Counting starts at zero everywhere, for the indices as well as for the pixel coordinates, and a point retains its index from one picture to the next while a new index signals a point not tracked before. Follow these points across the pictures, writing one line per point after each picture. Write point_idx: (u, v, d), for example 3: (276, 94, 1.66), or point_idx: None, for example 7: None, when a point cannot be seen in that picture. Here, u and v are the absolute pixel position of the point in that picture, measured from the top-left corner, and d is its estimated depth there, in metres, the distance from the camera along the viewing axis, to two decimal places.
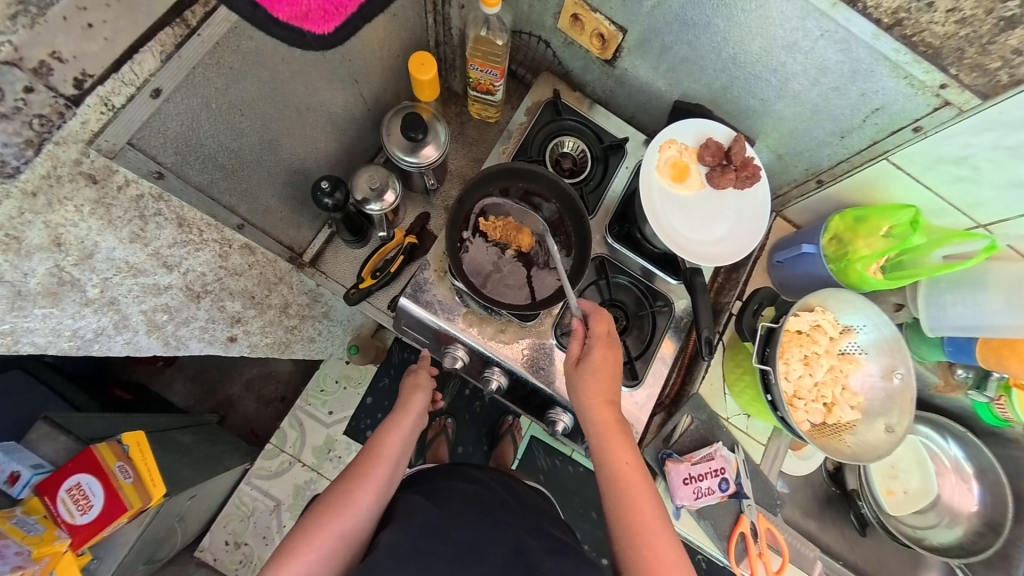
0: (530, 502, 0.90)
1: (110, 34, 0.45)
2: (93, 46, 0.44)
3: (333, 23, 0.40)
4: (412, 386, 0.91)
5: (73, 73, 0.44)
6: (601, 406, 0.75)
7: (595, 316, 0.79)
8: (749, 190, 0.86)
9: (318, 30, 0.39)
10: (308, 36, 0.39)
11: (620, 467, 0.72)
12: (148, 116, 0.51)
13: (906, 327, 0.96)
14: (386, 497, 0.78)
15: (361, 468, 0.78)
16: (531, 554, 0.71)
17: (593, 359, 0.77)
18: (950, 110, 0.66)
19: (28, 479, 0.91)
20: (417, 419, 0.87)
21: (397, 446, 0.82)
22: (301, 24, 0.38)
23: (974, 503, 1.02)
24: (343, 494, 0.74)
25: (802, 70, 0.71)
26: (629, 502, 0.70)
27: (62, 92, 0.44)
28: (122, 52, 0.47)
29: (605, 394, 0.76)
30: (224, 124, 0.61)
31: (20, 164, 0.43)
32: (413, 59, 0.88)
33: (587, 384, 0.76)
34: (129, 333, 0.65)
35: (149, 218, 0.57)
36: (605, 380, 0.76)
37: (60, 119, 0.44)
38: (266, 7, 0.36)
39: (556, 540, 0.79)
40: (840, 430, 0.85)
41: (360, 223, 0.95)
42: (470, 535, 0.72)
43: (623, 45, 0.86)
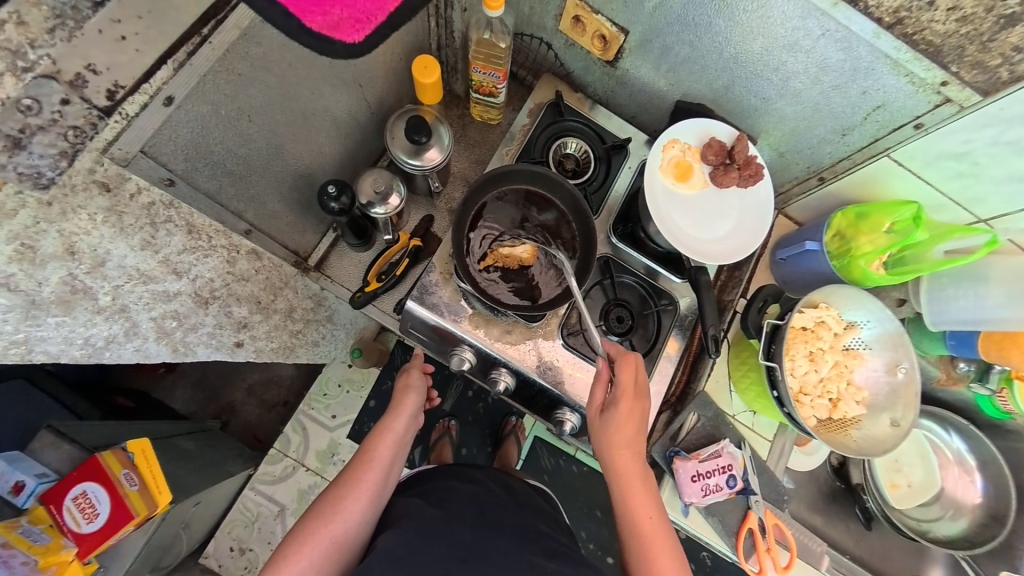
0: (529, 501, 0.90)
1: (140, 45, 0.46)
2: (124, 56, 0.46)
3: (364, 31, 0.40)
4: (404, 388, 0.90)
5: (106, 84, 0.45)
6: (623, 456, 0.76)
7: (624, 365, 0.78)
8: (752, 188, 0.87)
9: (348, 39, 0.40)
10: (338, 44, 0.40)
11: (641, 516, 0.75)
12: (159, 124, 0.51)
13: (908, 322, 0.97)
14: (379, 500, 0.79)
15: (352, 473, 0.78)
16: (530, 554, 0.72)
17: (619, 410, 0.77)
18: (951, 107, 0.67)
19: (32, 489, 0.90)
20: (408, 420, 0.87)
21: (388, 450, 0.82)
22: (332, 33, 0.39)
23: (977, 495, 1.03)
24: (334, 500, 0.75)
25: (803, 69, 0.72)
26: (647, 547, 0.74)
27: (96, 103, 0.45)
28: (151, 63, 0.48)
29: (629, 444, 0.76)
30: (232, 130, 0.61)
31: (55, 175, 0.45)
32: (416, 62, 0.88)
33: (611, 434, 0.76)
34: (138, 340, 0.65)
35: (159, 226, 0.57)
36: (631, 430, 0.77)
37: (92, 129, 0.46)
38: (298, 17, 0.38)
39: (555, 541, 0.79)
40: (845, 424, 0.86)
41: (364, 227, 0.95)
42: (467, 536, 0.72)
43: (625, 46, 0.86)
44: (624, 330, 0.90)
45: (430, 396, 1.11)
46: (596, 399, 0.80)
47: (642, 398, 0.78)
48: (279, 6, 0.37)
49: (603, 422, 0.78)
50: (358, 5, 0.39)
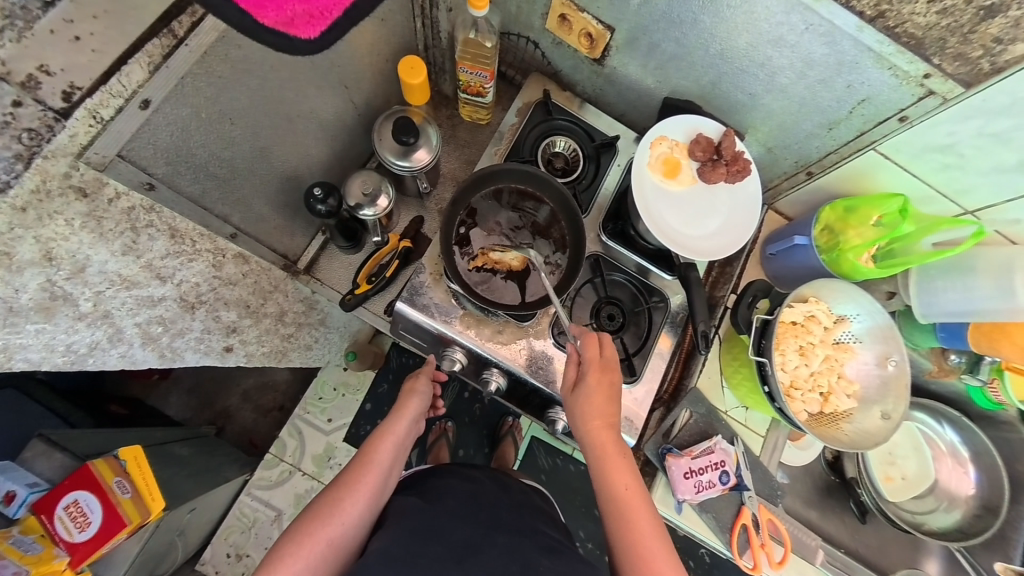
0: (529, 501, 0.89)
1: (98, 46, 0.46)
2: (82, 58, 0.46)
3: (320, 27, 0.40)
4: (408, 392, 0.90)
5: (62, 85, 0.45)
6: (598, 430, 0.75)
7: (588, 339, 0.79)
8: (740, 184, 0.87)
9: (305, 35, 0.40)
10: (296, 41, 0.39)
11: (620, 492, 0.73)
12: (138, 127, 0.51)
13: (899, 314, 0.98)
14: (377, 502, 0.79)
15: (352, 475, 0.78)
16: (526, 553, 0.71)
17: (588, 383, 0.77)
18: (935, 99, 0.67)
19: (23, 499, 0.89)
20: (409, 425, 0.86)
21: (388, 453, 0.81)
22: (288, 29, 0.39)
23: (971, 486, 1.04)
24: (332, 502, 0.75)
25: (788, 64, 0.72)
26: (628, 525, 0.71)
27: (51, 105, 0.45)
28: (112, 63, 0.48)
29: (603, 419, 0.76)
30: (214, 133, 0.61)
31: (10, 178, 0.44)
32: (403, 63, 0.88)
33: (583, 410, 0.76)
34: (123, 346, 0.64)
35: (140, 230, 0.56)
36: (600, 402, 0.76)
37: (49, 131, 0.45)
38: (252, 13, 0.37)
39: (552, 539, 0.79)
40: (837, 418, 0.85)
41: (354, 229, 0.94)
42: (464, 535, 0.72)
43: (611, 44, 0.86)
44: (615, 327, 0.91)
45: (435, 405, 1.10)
46: (567, 378, 0.80)
47: (612, 374, 0.78)
48: (232, 4, 0.36)
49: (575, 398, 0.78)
50: (315, 2, 0.39)
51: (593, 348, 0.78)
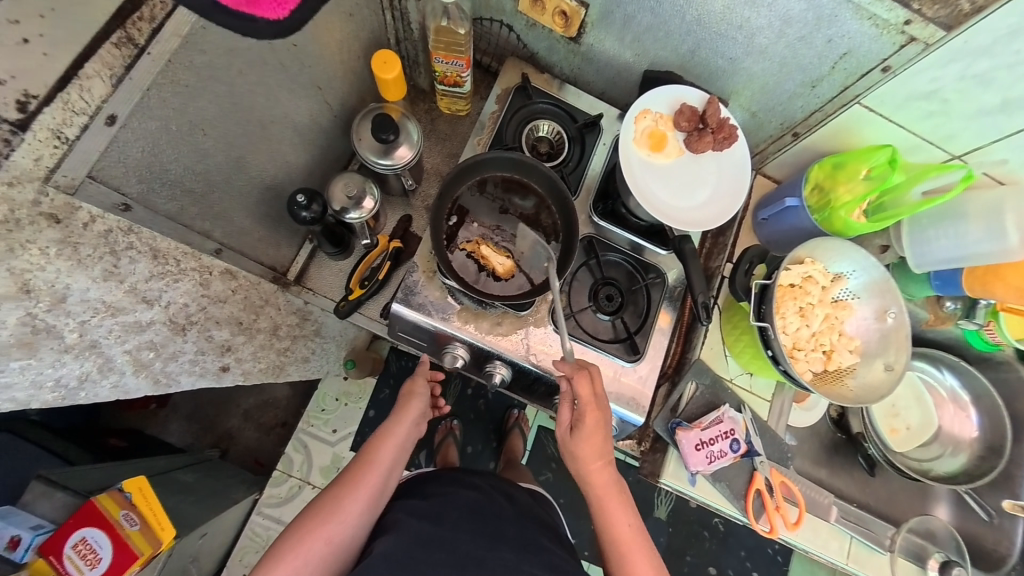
0: (532, 511, 0.88)
1: (48, 49, 0.43)
2: (30, 62, 0.42)
3: (288, 6, 0.37)
4: (407, 394, 0.88)
5: (14, 94, 0.42)
6: (593, 468, 0.78)
7: (579, 379, 0.76)
8: (727, 151, 0.86)
9: (270, 16, 0.37)
10: (260, 21, 0.37)
11: (621, 530, 0.78)
12: (104, 145, 0.48)
13: (892, 268, 0.99)
14: (378, 503, 0.78)
15: (351, 475, 0.77)
16: (529, 565, 0.72)
17: (582, 425, 0.77)
18: (917, 45, 0.67)
19: (29, 542, 0.87)
20: (411, 426, 0.84)
21: (388, 455, 0.80)
22: (250, 9, 0.36)
23: (973, 429, 1.06)
24: (332, 501, 0.74)
25: (767, 24, 0.71)
26: (626, 560, 0.77)
27: (5, 116, 0.42)
28: (66, 69, 0.45)
29: (598, 455, 0.78)
30: (186, 145, 0.58)
31: None
32: (376, 59, 0.85)
33: (582, 449, 0.78)
34: (115, 376, 0.62)
35: (120, 253, 0.53)
36: (597, 443, 0.77)
37: (6, 147, 0.42)
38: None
39: (557, 556, 0.77)
40: (840, 375, 0.86)
41: (341, 234, 0.92)
42: (468, 545, 0.72)
43: (586, 20, 0.85)
44: (614, 308, 0.90)
45: (438, 401, 1.09)
46: (563, 417, 0.80)
47: (602, 409, 0.77)
48: None
49: (573, 442, 0.78)
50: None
51: (584, 386, 0.76)
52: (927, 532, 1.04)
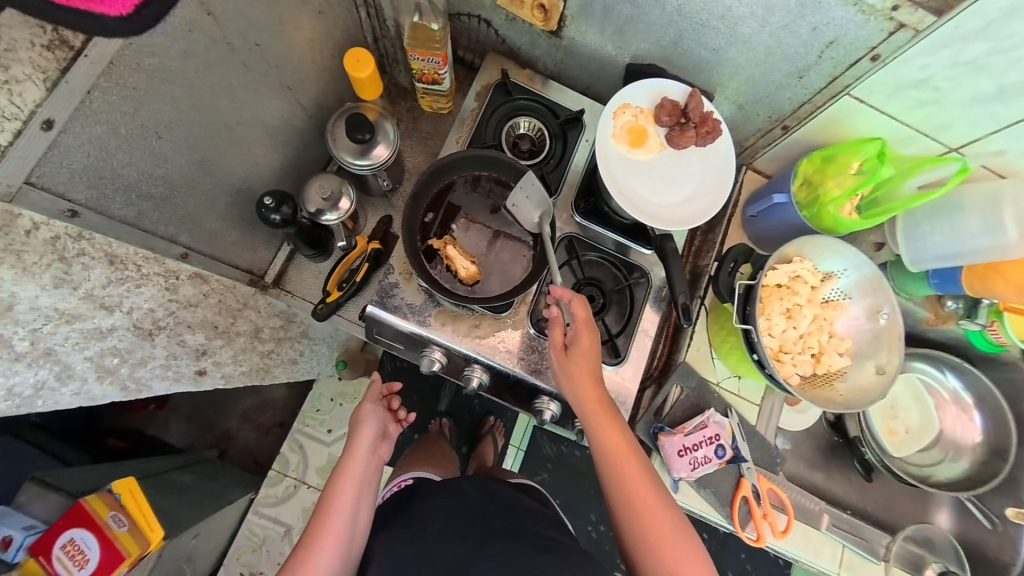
0: (512, 501, 0.85)
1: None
2: None
3: (132, 1, 0.36)
4: (356, 422, 0.86)
5: None
6: (590, 393, 0.74)
7: (575, 301, 0.76)
8: (711, 146, 0.83)
9: (116, 12, 0.36)
10: (107, 19, 0.36)
11: (614, 445, 0.72)
12: (43, 151, 0.46)
13: (890, 265, 0.95)
14: (350, 551, 0.75)
15: (313, 531, 0.74)
16: (522, 553, 0.70)
17: (580, 342, 0.75)
18: (906, 32, 0.63)
19: (20, 543, 0.89)
20: (365, 459, 0.82)
21: (348, 497, 0.77)
22: (89, 5, 0.35)
23: (977, 432, 1.02)
24: (297, 564, 0.72)
25: (748, 12, 0.68)
26: (624, 480, 0.71)
27: None
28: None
29: (593, 377, 0.74)
30: (143, 149, 0.56)
31: None
32: (349, 57, 0.84)
33: (578, 371, 0.74)
34: (76, 383, 0.61)
35: (71, 260, 0.52)
36: (591, 365, 0.75)
37: None
38: None
39: (547, 539, 0.74)
40: (830, 378, 0.83)
41: (318, 235, 0.91)
42: (454, 554, 0.72)
43: (566, 13, 0.83)
44: (597, 309, 0.88)
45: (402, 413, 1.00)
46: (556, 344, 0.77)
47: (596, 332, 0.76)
48: None
49: (571, 362, 0.75)
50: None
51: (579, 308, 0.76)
52: (925, 540, 0.99)
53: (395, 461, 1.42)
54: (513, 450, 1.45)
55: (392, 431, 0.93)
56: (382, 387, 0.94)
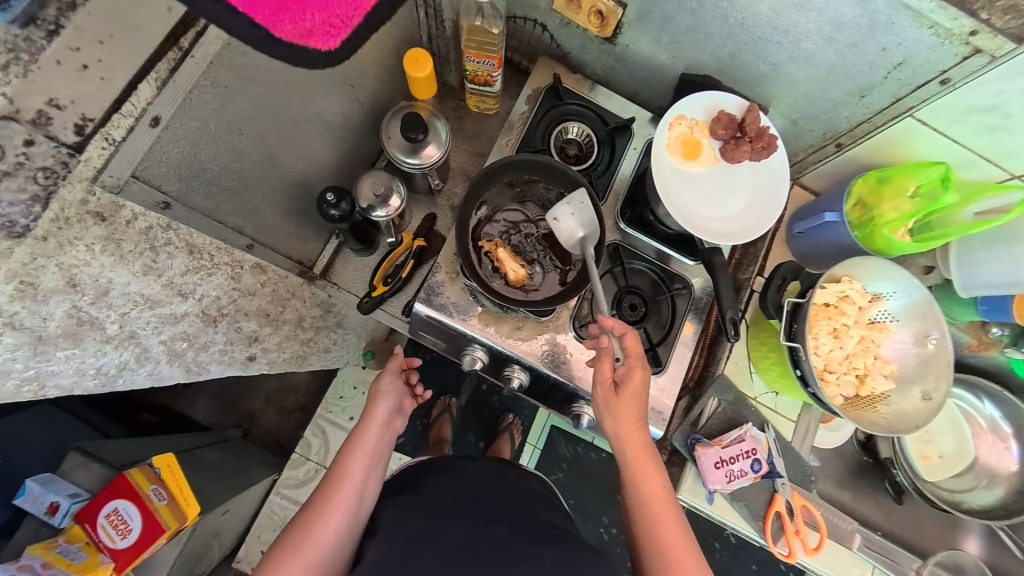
0: (521, 487, 0.88)
1: (106, 73, 0.47)
2: (89, 87, 0.46)
3: (339, 36, 0.38)
4: (374, 395, 0.89)
5: (73, 119, 0.46)
6: (631, 430, 0.74)
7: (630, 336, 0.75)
8: (765, 161, 0.83)
9: (323, 45, 0.37)
10: (314, 53, 0.37)
11: (651, 486, 0.73)
12: (149, 146, 0.51)
13: (935, 289, 0.95)
14: (356, 519, 0.77)
15: (323, 493, 0.76)
16: (528, 544, 0.71)
17: (628, 381, 0.74)
18: (981, 58, 0.63)
19: (67, 509, 0.93)
20: (379, 430, 0.85)
21: (360, 465, 0.80)
22: (305, 41, 0.36)
23: (1013, 462, 1.01)
24: (305, 525, 0.73)
25: (815, 29, 0.68)
26: (656, 521, 0.71)
27: (63, 140, 0.45)
28: (121, 91, 0.48)
29: (635, 415, 0.74)
30: (224, 143, 0.60)
31: (29, 221, 0.44)
32: (407, 57, 0.85)
33: (623, 407, 0.74)
34: (149, 364, 0.65)
35: (159, 249, 0.56)
36: (637, 402, 0.74)
37: (63, 167, 0.45)
38: (268, 27, 0.34)
39: (554, 528, 0.78)
40: (873, 401, 0.83)
41: (366, 231, 0.92)
42: (462, 534, 0.72)
43: (623, 20, 0.83)
44: (638, 318, 0.89)
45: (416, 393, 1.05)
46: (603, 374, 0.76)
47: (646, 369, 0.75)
48: (241, 17, 0.33)
49: (616, 399, 0.74)
50: (331, 8, 0.36)
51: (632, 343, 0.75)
52: (955, 566, 0.98)
53: (414, 452, 1.45)
54: (530, 447, 1.46)
55: (405, 407, 0.96)
56: (404, 364, 0.97)
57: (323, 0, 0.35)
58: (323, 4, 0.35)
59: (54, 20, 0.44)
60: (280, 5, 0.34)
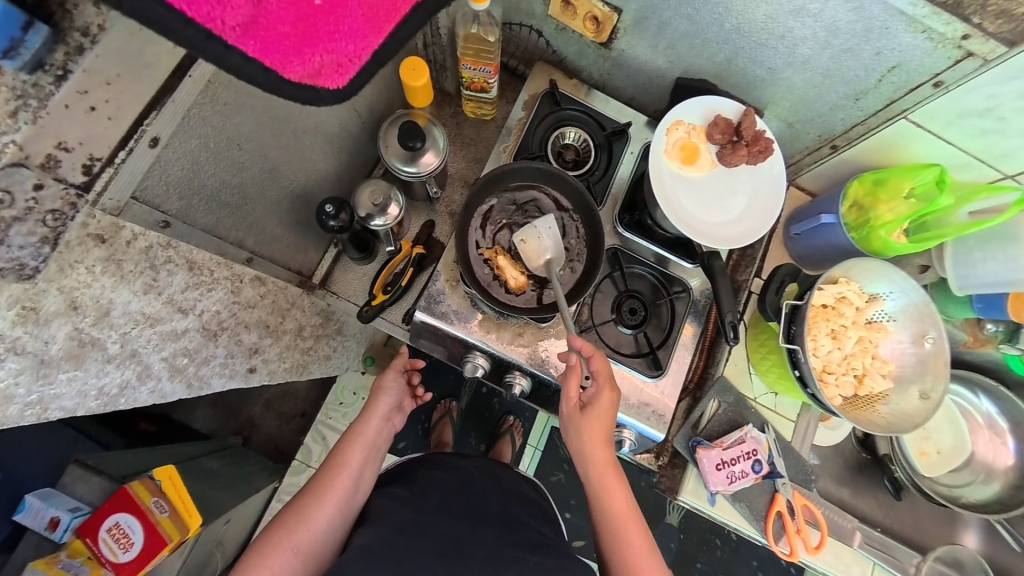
0: (514, 490, 0.89)
1: (113, 112, 0.47)
2: (98, 127, 0.47)
3: (348, 74, 0.44)
4: (377, 389, 0.87)
5: (81, 159, 0.46)
6: (597, 450, 0.75)
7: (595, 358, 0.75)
8: (762, 164, 0.84)
9: (331, 84, 0.43)
10: (323, 91, 0.43)
11: (617, 506, 0.73)
12: (148, 166, 0.51)
13: (931, 287, 0.96)
14: (350, 508, 0.77)
15: (320, 480, 0.76)
16: (511, 548, 0.70)
17: (596, 402, 0.75)
18: (974, 61, 0.63)
19: (67, 524, 0.93)
20: (379, 423, 0.84)
21: (358, 456, 0.79)
22: (315, 80, 0.42)
23: (1010, 456, 1.02)
24: (299, 510, 0.73)
25: (811, 34, 0.68)
26: (623, 533, 0.72)
27: (72, 180, 0.46)
28: (128, 128, 0.49)
29: (602, 435, 0.75)
30: (224, 160, 0.62)
31: (38, 263, 0.45)
32: (404, 66, 0.85)
33: (589, 427, 0.75)
34: (152, 381, 0.64)
35: (160, 267, 0.56)
36: (604, 423, 0.74)
37: (71, 210, 0.46)
38: (278, 70, 0.40)
39: (541, 535, 0.79)
40: (872, 401, 0.84)
41: (366, 240, 0.93)
42: (449, 529, 0.72)
43: (619, 26, 0.83)
44: (637, 322, 0.89)
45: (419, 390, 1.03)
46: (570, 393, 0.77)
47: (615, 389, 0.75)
48: (254, 62, 0.38)
49: (582, 420, 0.75)
50: (339, 51, 0.42)
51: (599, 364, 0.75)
52: (955, 561, 0.99)
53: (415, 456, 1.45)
54: (531, 449, 1.47)
55: (405, 406, 0.94)
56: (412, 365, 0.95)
57: (332, 45, 0.41)
58: (332, 48, 0.41)
59: (62, 64, 0.44)
60: (294, 51, 0.40)
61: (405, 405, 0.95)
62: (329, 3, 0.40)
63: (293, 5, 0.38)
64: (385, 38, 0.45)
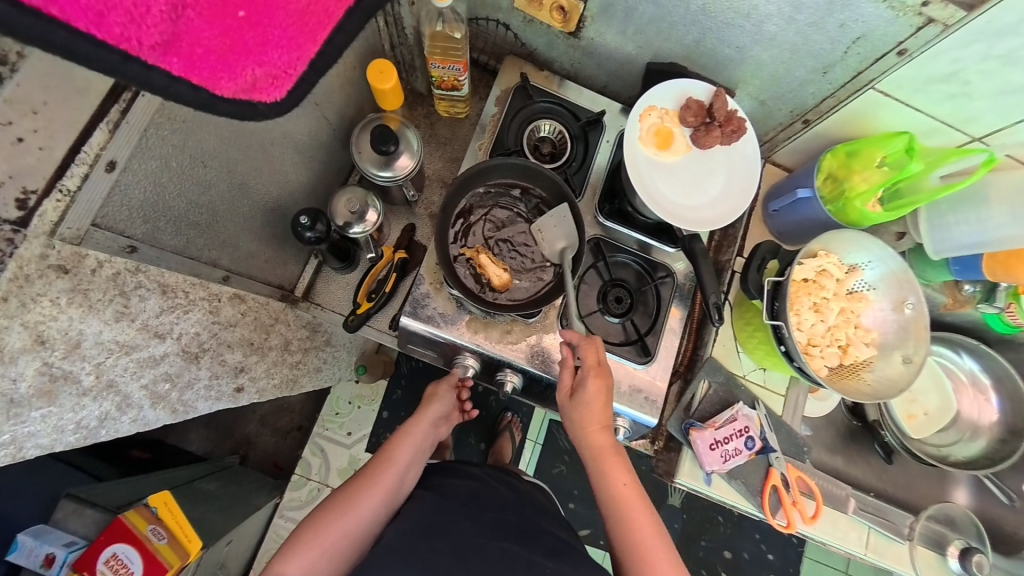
0: (531, 498, 0.90)
1: (44, 142, 0.46)
2: (29, 159, 0.45)
3: (282, 87, 0.44)
4: (430, 396, 0.90)
5: (14, 193, 0.44)
6: (595, 435, 0.76)
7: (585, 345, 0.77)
8: (737, 144, 0.84)
9: (267, 97, 0.43)
10: (260, 104, 0.43)
11: (619, 490, 0.74)
12: (107, 190, 0.50)
13: (909, 254, 0.97)
14: (395, 501, 0.78)
15: (370, 471, 0.78)
16: (530, 553, 0.70)
17: (585, 390, 0.75)
18: (935, 27, 0.64)
19: (63, 559, 0.90)
20: (428, 428, 0.86)
21: (406, 454, 0.81)
22: (250, 94, 0.42)
23: (995, 412, 1.05)
24: (350, 495, 0.75)
25: (776, 10, 0.68)
26: (627, 517, 0.72)
27: (6, 216, 0.44)
28: (64, 156, 0.47)
29: (599, 421, 0.76)
30: (189, 179, 0.60)
31: None
32: (371, 69, 0.84)
33: (582, 414, 0.76)
34: (133, 411, 0.64)
35: (130, 294, 0.55)
36: (598, 408, 0.76)
37: (9, 246, 0.44)
38: (207, 87, 0.38)
39: (556, 539, 0.78)
40: (857, 369, 0.86)
41: (346, 248, 0.92)
42: (468, 534, 0.71)
43: (586, 14, 0.82)
44: (624, 309, 0.89)
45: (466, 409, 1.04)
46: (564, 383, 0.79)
47: (609, 376, 0.76)
48: (182, 81, 0.37)
49: (573, 407, 0.77)
50: (272, 62, 0.42)
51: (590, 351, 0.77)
52: (947, 519, 1.03)
53: None
54: (531, 443, 1.47)
55: (454, 418, 0.96)
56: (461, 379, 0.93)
57: (265, 58, 0.41)
58: (263, 61, 0.41)
59: None
60: (223, 66, 0.38)
61: (453, 417, 0.96)
62: (255, 14, 0.38)
63: (219, 20, 0.36)
64: (321, 44, 0.45)
